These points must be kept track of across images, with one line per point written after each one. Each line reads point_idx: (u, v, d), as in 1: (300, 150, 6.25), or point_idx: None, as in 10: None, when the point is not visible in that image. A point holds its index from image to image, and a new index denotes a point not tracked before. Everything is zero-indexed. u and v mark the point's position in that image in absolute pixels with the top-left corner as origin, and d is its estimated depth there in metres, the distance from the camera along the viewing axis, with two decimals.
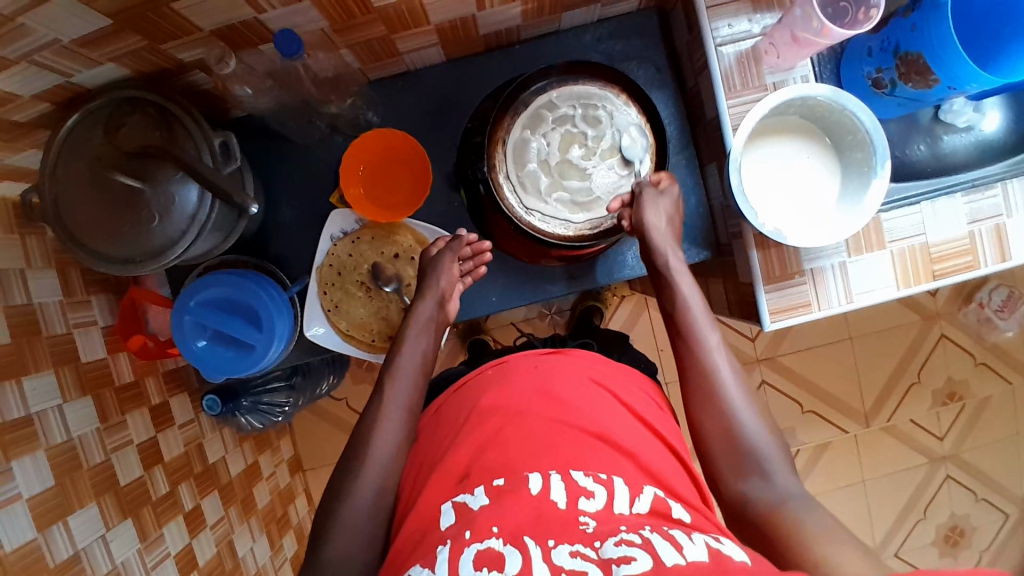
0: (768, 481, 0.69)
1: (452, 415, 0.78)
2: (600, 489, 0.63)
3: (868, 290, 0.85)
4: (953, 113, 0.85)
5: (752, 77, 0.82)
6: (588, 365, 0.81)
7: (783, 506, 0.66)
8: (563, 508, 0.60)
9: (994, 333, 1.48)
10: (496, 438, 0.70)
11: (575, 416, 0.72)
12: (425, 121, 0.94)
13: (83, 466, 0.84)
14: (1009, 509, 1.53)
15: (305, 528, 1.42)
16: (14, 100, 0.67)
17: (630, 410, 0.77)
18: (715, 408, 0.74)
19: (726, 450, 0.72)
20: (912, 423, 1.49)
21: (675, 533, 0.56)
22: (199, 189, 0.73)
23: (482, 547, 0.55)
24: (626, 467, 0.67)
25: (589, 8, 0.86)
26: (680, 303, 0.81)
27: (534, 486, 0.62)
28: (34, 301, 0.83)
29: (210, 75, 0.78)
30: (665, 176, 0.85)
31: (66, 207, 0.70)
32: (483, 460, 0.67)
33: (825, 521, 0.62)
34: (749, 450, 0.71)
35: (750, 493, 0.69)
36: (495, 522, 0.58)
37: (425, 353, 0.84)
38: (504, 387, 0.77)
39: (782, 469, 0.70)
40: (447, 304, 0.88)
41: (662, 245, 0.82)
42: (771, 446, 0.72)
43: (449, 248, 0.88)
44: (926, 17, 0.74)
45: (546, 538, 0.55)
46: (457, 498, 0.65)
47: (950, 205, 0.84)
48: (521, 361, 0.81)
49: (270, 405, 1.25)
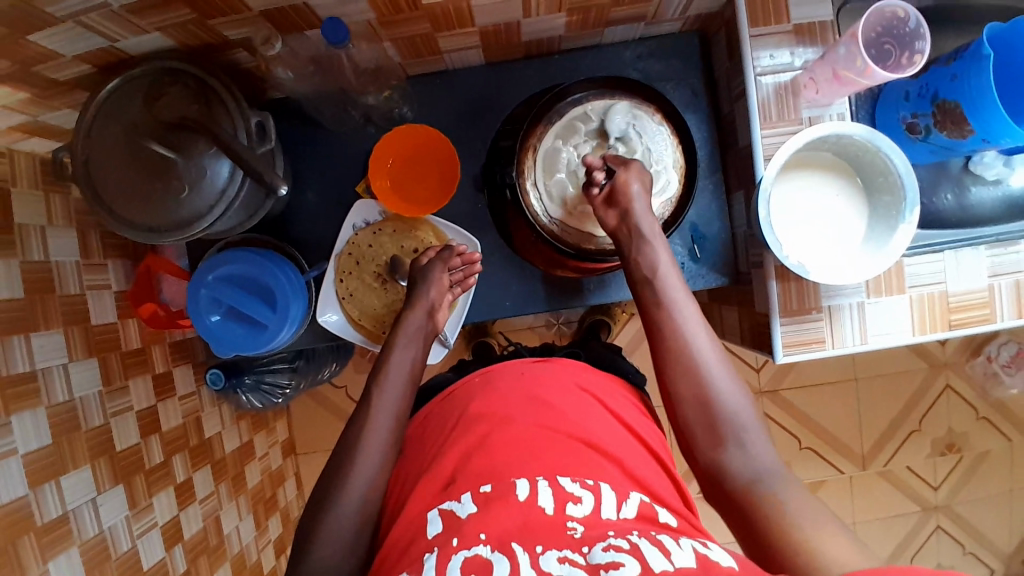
0: (748, 456, 0.68)
1: (437, 425, 0.78)
2: (587, 495, 0.63)
3: (883, 332, 0.85)
4: (983, 165, 0.84)
5: (789, 110, 0.82)
6: (574, 373, 0.81)
7: (758, 488, 0.65)
8: (551, 513, 0.60)
9: (999, 388, 1.47)
10: (482, 445, 0.69)
11: (563, 422, 0.72)
12: (459, 121, 0.94)
13: (81, 428, 0.84)
14: (996, 565, 1.52)
15: (291, 512, 1.42)
16: (56, 58, 0.67)
17: (613, 415, 0.77)
18: (689, 378, 0.71)
19: (704, 420, 0.70)
20: (908, 469, 1.48)
21: (663, 538, 0.56)
22: (231, 165, 0.73)
23: (469, 555, 0.54)
24: (615, 474, 0.67)
25: (633, 25, 0.86)
26: (652, 267, 0.77)
27: (521, 493, 0.62)
28: (52, 259, 0.83)
29: (252, 54, 0.78)
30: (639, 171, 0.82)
31: (97, 170, 0.71)
32: (469, 466, 0.67)
33: (804, 501, 0.62)
34: (726, 418, 0.69)
35: (728, 465, 0.68)
36: (483, 528, 0.58)
37: (414, 362, 0.81)
38: (490, 394, 0.76)
39: (758, 437, 0.69)
40: (436, 315, 0.86)
41: (635, 210, 0.78)
42: (746, 411, 0.70)
43: (439, 258, 0.88)
44: (967, 68, 0.73)
45: (534, 544, 0.55)
46: (442, 507, 0.64)
47: (973, 256, 0.84)
48: (507, 369, 0.81)
49: (272, 386, 1.24)
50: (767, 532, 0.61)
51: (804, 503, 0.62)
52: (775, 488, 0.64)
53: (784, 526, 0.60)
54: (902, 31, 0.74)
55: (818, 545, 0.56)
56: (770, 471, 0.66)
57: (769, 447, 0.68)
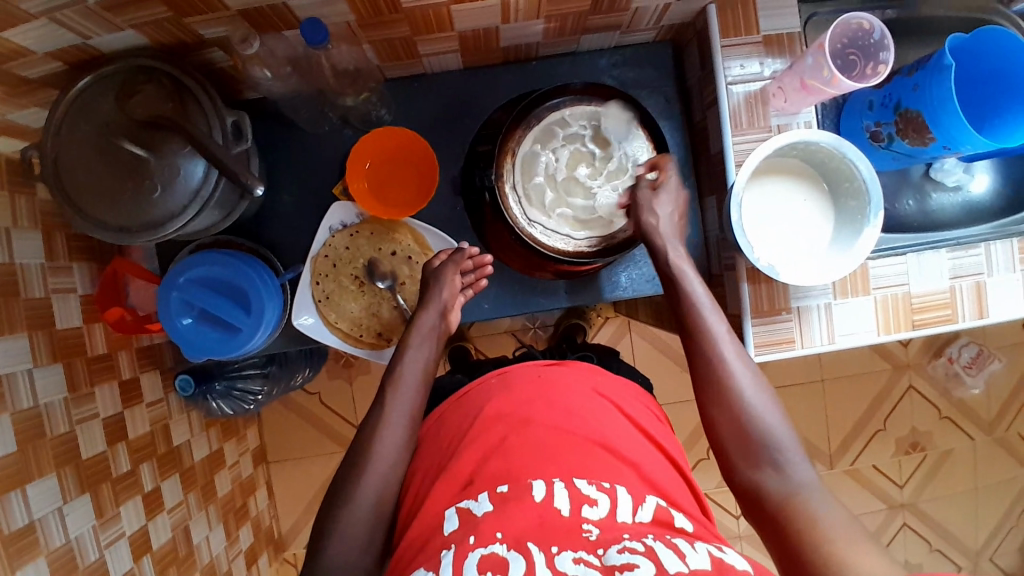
0: (784, 476, 0.69)
1: (456, 422, 0.79)
2: (603, 498, 0.66)
3: (850, 333, 0.87)
4: (944, 172, 0.89)
5: (759, 117, 0.84)
6: (590, 377, 0.83)
7: (794, 503, 0.67)
8: (567, 515, 0.63)
9: (960, 388, 1.53)
10: (499, 446, 0.72)
11: (578, 424, 0.75)
12: (436, 124, 0.94)
13: (46, 435, 0.82)
14: (963, 562, 1.56)
15: (262, 520, 1.40)
16: (26, 54, 0.66)
17: (629, 419, 0.79)
18: (725, 401, 0.74)
19: (740, 441, 0.72)
20: (874, 468, 1.53)
21: (677, 542, 0.60)
22: (205, 166, 0.72)
23: (486, 552, 0.58)
24: (630, 477, 0.70)
25: (609, 34, 0.88)
26: (690, 299, 0.80)
27: (538, 493, 0.65)
28: (16, 261, 0.81)
29: (228, 55, 0.77)
30: (664, 162, 0.84)
31: (66, 169, 0.70)
32: (487, 467, 0.70)
33: (839, 518, 0.63)
34: (761, 434, 0.71)
35: (764, 484, 0.70)
36: (499, 527, 0.61)
37: (426, 362, 0.83)
38: (504, 395, 0.78)
39: (797, 457, 0.70)
40: (450, 315, 0.87)
41: (662, 240, 0.82)
42: (784, 430, 0.72)
43: (451, 259, 0.88)
44: (928, 78, 0.78)
45: (549, 544, 0.60)
46: (459, 504, 0.67)
47: (935, 258, 0.88)
48: (524, 371, 0.82)
49: (243, 392, 1.21)
50: (799, 542, 0.63)
51: (838, 519, 0.63)
52: (810, 501, 0.66)
53: (817, 538, 0.62)
54: (867, 42, 0.77)
55: (852, 557, 0.59)
56: (808, 487, 0.68)
57: (809, 467, 0.70)
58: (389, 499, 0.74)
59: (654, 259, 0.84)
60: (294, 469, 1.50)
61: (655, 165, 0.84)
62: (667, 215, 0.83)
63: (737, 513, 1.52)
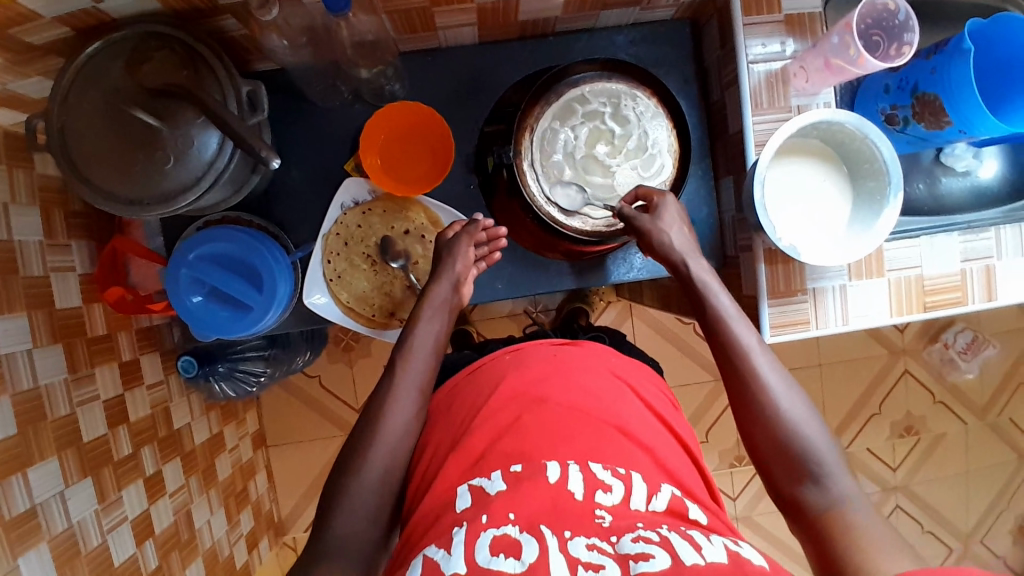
0: (825, 490, 0.65)
1: (469, 396, 0.78)
2: (617, 484, 0.66)
3: (864, 314, 0.88)
4: (954, 157, 0.90)
5: (779, 97, 0.84)
6: (605, 358, 0.83)
7: (839, 523, 0.63)
8: (580, 499, 0.63)
9: (955, 373, 1.56)
10: (515, 426, 0.72)
11: (597, 407, 0.74)
12: (451, 101, 0.93)
13: (47, 417, 0.79)
14: (954, 543, 1.60)
15: (262, 504, 1.39)
16: (33, 19, 0.63)
17: (645, 403, 0.79)
18: (761, 416, 0.69)
19: (779, 456, 0.68)
20: (868, 451, 1.56)
21: (693, 534, 0.60)
22: (220, 137, 0.70)
23: (498, 533, 0.58)
24: (645, 463, 0.70)
25: (629, 10, 0.87)
26: (715, 311, 0.75)
27: (551, 475, 0.65)
28: (14, 237, 0.78)
29: (241, 22, 0.74)
30: (658, 192, 0.81)
31: (73, 137, 0.67)
32: (499, 445, 0.70)
33: (880, 528, 0.61)
34: (801, 450, 0.67)
35: (807, 500, 0.66)
36: (511, 508, 0.61)
37: (438, 335, 0.81)
38: (519, 372, 0.78)
39: (838, 470, 0.66)
40: (463, 288, 0.85)
41: (679, 258, 0.78)
42: (824, 442, 0.68)
43: (466, 231, 0.86)
44: (946, 62, 0.78)
45: (563, 528, 0.59)
46: (472, 482, 0.67)
47: (947, 241, 0.88)
48: (538, 350, 0.82)
49: (246, 374, 1.22)
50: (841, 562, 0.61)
51: (881, 535, 0.61)
52: (853, 519, 0.63)
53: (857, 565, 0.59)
54: (891, 23, 0.76)
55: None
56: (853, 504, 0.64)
57: (850, 479, 0.66)
58: (404, 478, 0.73)
59: (671, 272, 0.80)
60: (294, 453, 1.48)
61: (647, 196, 0.81)
62: (677, 229, 0.79)
63: (733, 495, 1.55)
